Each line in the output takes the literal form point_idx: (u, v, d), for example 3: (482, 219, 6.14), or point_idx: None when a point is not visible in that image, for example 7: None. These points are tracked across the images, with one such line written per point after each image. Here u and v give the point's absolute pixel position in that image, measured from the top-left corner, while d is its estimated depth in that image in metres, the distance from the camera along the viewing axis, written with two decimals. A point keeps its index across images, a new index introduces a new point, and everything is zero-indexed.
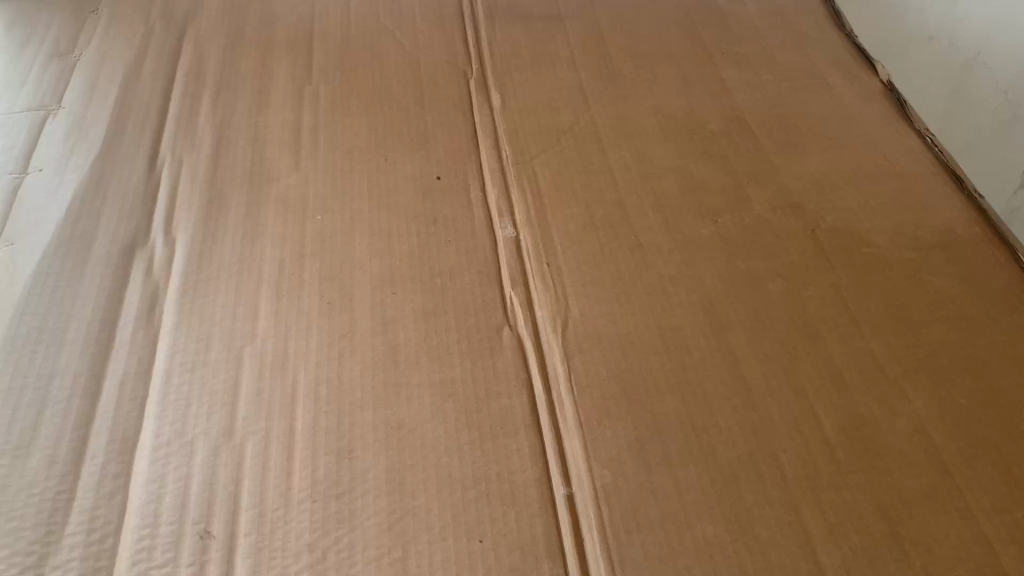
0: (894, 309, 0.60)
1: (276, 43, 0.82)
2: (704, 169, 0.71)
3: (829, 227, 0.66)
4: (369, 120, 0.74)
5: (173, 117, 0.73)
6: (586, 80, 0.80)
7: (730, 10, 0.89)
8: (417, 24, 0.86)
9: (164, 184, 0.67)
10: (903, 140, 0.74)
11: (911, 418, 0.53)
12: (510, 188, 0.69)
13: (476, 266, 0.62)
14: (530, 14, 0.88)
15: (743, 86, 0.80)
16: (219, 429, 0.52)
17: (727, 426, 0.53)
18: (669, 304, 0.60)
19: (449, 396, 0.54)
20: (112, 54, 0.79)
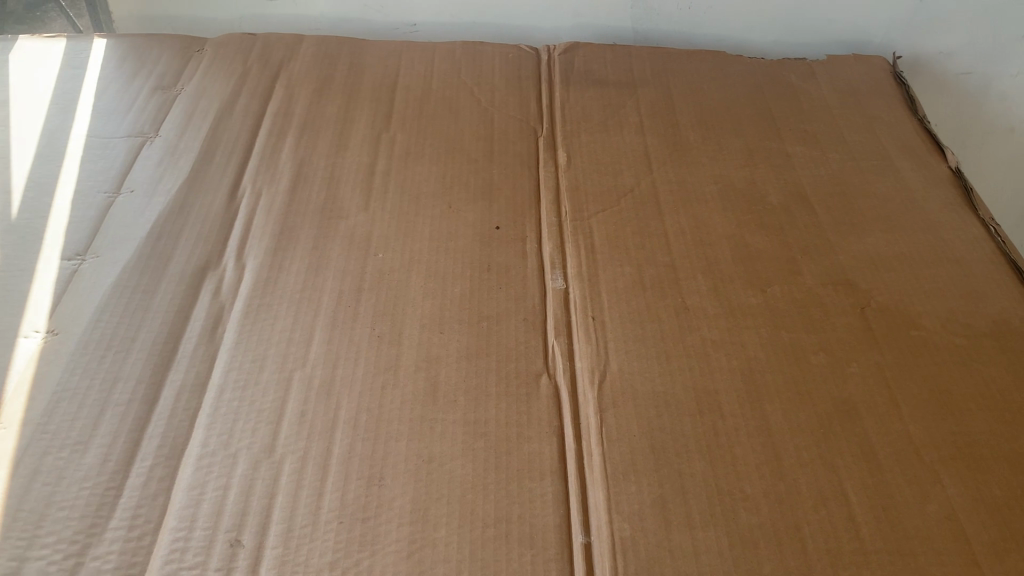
0: (939, 393, 0.59)
1: (361, 91, 0.87)
2: (759, 240, 0.72)
3: (879, 306, 0.66)
4: (439, 169, 0.78)
5: (257, 152, 0.78)
6: (652, 145, 0.82)
7: (803, 88, 0.91)
8: (495, 81, 0.90)
9: (241, 213, 0.72)
10: (966, 228, 0.74)
11: (943, 504, 0.53)
12: (565, 242, 0.71)
13: (523, 314, 0.64)
14: (604, 79, 0.91)
15: (807, 162, 0.81)
16: (261, 444, 0.54)
17: (753, 492, 0.53)
18: (709, 367, 0.61)
19: (480, 435, 0.55)
20: (210, 90, 0.85)
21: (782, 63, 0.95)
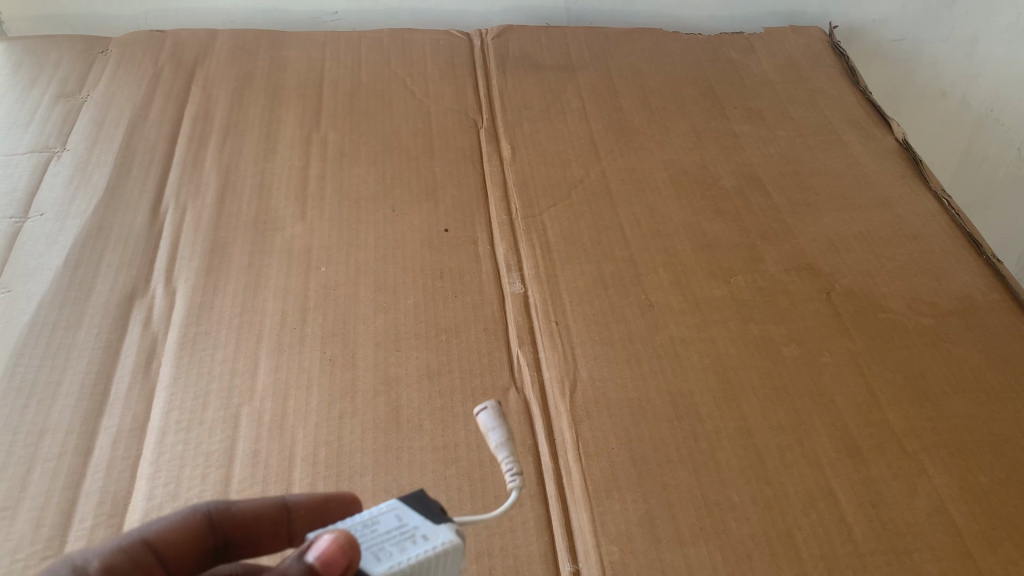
0: (913, 378, 0.58)
1: (285, 88, 0.81)
2: (716, 227, 0.70)
3: (844, 290, 0.64)
4: (378, 169, 0.73)
5: (178, 162, 0.72)
6: (598, 132, 0.79)
7: (743, 63, 0.89)
8: (427, 71, 0.85)
9: (165, 232, 0.66)
10: (919, 202, 0.73)
11: (930, 495, 0.51)
12: (518, 241, 0.68)
13: (483, 323, 0.61)
14: (541, 64, 0.87)
15: (756, 141, 0.79)
16: (213, 493, 0.50)
17: (741, 500, 0.51)
18: (681, 367, 0.58)
19: (451, 462, 0.52)
20: (120, 95, 0.78)
21: (720, 39, 0.93)
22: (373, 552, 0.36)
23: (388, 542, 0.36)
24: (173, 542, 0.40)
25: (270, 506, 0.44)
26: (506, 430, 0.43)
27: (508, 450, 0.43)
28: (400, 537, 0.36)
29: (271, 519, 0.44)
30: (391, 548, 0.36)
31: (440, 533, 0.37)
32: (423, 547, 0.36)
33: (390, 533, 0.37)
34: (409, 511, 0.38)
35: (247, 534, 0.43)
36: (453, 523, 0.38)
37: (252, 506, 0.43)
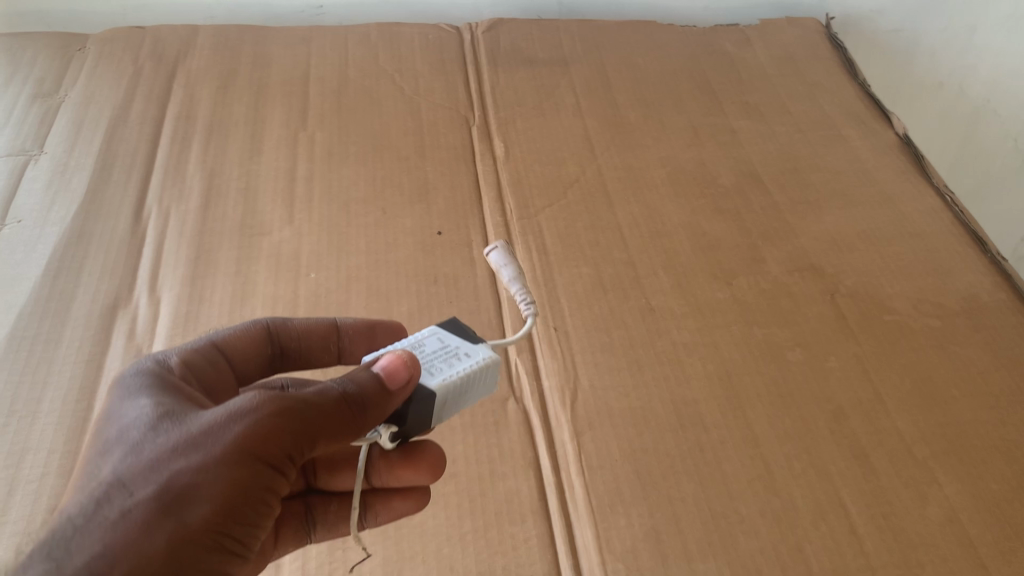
0: (921, 382, 0.57)
1: (271, 86, 0.79)
2: (716, 226, 0.68)
3: (848, 291, 0.63)
4: (367, 169, 0.71)
5: (160, 164, 0.70)
6: (593, 129, 0.77)
7: (739, 57, 0.87)
8: (417, 66, 0.83)
9: (149, 238, 0.64)
10: (921, 198, 0.72)
11: (942, 504, 0.50)
12: (514, 244, 0.66)
13: (479, 330, 0.59)
14: (533, 58, 0.85)
15: (754, 136, 0.77)
16: None
17: (749, 513, 0.49)
18: (684, 374, 0.56)
19: (450, 477, 0.50)
20: (99, 94, 0.76)
21: (715, 31, 0.91)
22: (426, 368, 0.40)
23: (438, 359, 0.41)
24: (239, 348, 0.44)
25: (323, 325, 0.48)
26: (514, 269, 0.56)
27: (518, 283, 0.54)
28: (446, 355, 0.42)
29: (321, 335, 0.48)
30: (440, 363, 0.41)
31: (480, 352, 0.42)
32: (468, 361, 0.41)
33: (437, 351, 0.42)
34: (449, 335, 0.43)
35: (300, 348, 0.47)
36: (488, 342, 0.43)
37: (310, 325, 0.48)
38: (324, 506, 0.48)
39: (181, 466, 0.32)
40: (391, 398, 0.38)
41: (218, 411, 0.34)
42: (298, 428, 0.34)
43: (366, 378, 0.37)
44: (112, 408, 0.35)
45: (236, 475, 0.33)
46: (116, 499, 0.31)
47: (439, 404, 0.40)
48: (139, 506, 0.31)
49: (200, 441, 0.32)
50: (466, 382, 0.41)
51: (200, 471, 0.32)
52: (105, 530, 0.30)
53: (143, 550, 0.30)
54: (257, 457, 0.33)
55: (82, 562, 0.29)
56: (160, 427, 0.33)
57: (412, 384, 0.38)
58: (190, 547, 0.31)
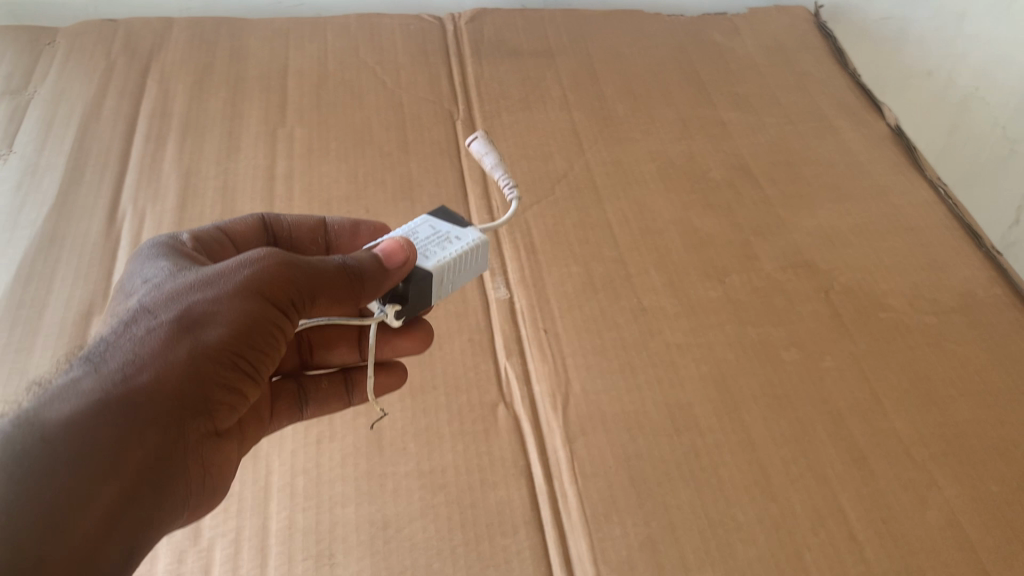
0: (918, 381, 0.56)
1: (248, 80, 0.77)
2: (708, 222, 0.67)
3: (843, 288, 0.62)
4: (349, 166, 0.69)
5: (135, 163, 0.68)
6: (580, 122, 0.75)
7: (728, 47, 0.86)
8: (399, 59, 0.81)
9: (124, 240, 0.62)
10: (914, 191, 0.71)
11: (942, 508, 0.49)
12: (501, 243, 0.64)
13: (467, 333, 0.58)
14: (518, 49, 0.83)
15: (745, 129, 0.76)
16: (183, 531, 0.46)
17: (747, 520, 0.48)
18: (678, 377, 0.55)
19: (439, 488, 0.49)
20: (70, 91, 0.73)
21: (703, 20, 0.90)
22: (422, 253, 0.45)
23: (433, 243, 0.45)
24: (241, 232, 0.48)
25: (312, 220, 0.52)
26: (495, 157, 0.57)
27: (501, 169, 0.56)
28: (438, 240, 0.46)
29: (310, 229, 0.52)
30: (435, 246, 0.45)
31: (469, 234, 0.46)
32: (461, 244, 0.45)
33: (431, 236, 0.46)
34: (439, 222, 0.47)
35: (291, 242, 0.52)
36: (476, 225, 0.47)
37: (300, 219, 0.52)
38: (313, 383, 0.52)
39: (199, 297, 0.36)
40: (392, 275, 0.41)
41: (233, 259, 0.38)
42: (302, 278, 0.38)
43: (368, 256, 0.41)
44: (134, 270, 0.40)
45: (247, 305, 0.37)
46: (143, 321, 0.35)
47: (438, 281, 0.44)
48: (161, 323, 0.35)
49: (215, 279, 0.37)
50: (460, 263, 0.45)
51: (216, 301, 0.36)
52: (134, 342, 0.34)
53: (164, 355, 0.34)
54: (267, 298, 0.37)
55: (114, 364, 0.33)
56: (180, 274, 0.38)
57: (409, 266, 0.42)
58: (205, 364, 0.35)
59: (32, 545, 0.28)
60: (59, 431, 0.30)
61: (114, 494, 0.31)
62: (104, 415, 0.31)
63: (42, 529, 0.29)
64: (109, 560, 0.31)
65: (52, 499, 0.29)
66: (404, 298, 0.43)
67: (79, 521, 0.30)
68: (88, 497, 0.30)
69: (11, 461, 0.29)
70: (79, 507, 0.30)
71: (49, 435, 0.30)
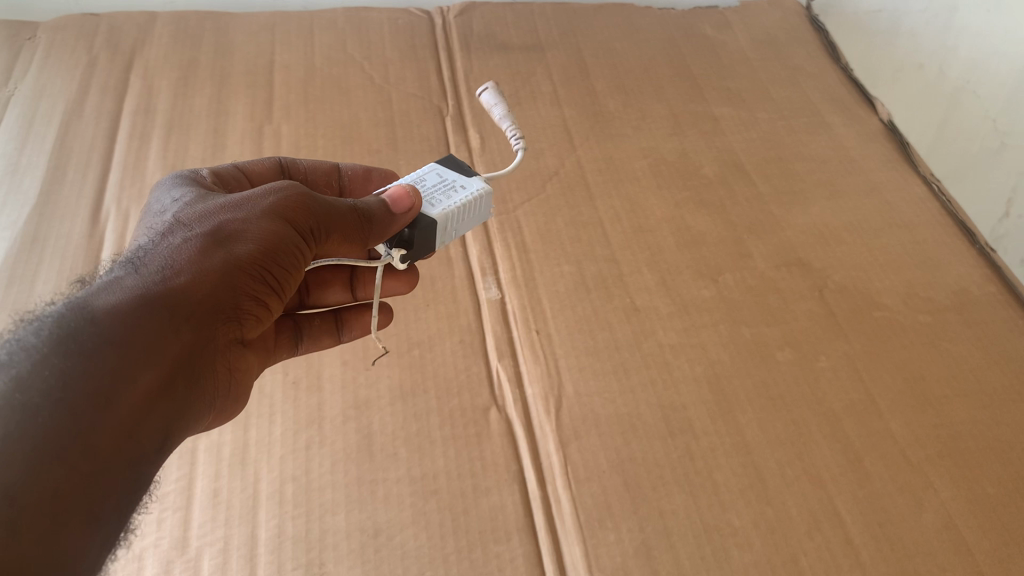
0: (913, 382, 0.55)
1: (233, 76, 0.75)
2: (701, 220, 0.66)
3: (837, 286, 0.61)
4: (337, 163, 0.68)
5: (118, 161, 0.66)
6: (571, 118, 0.74)
7: (719, 40, 0.85)
8: (387, 53, 0.80)
9: (107, 240, 0.60)
10: (908, 187, 0.70)
11: (938, 511, 0.49)
12: (492, 242, 0.63)
13: (458, 334, 0.57)
14: (508, 43, 0.82)
15: (737, 124, 0.75)
16: (170, 540, 0.45)
17: (742, 524, 0.48)
18: (672, 378, 0.55)
19: (431, 494, 0.48)
20: (51, 87, 0.72)
21: (694, 14, 0.89)
22: (428, 200, 0.45)
23: (440, 189, 0.46)
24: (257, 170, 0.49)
25: (326, 165, 0.53)
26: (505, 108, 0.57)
27: (510, 121, 0.56)
28: (444, 188, 0.46)
29: (324, 174, 0.53)
30: (442, 193, 0.46)
31: (475, 184, 0.47)
32: (467, 192, 0.46)
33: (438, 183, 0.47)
34: (447, 172, 0.48)
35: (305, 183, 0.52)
36: (483, 177, 0.48)
37: (315, 163, 0.52)
38: (308, 319, 0.52)
39: (230, 217, 0.38)
40: (401, 220, 0.42)
41: (260, 187, 0.39)
42: (323, 208, 0.40)
43: (377, 200, 0.42)
44: (158, 199, 0.41)
45: (275, 226, 0.38)
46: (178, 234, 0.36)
47: (441, 229, 0.44)
48: (195, 234, 0.36)
49: (243, 202, 0.38)
50: (464, 212, 0.46)
51: (246, 219, 0.38)
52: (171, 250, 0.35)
53: (199, 262, 0.35)
54: (293, 220, 0.39)
55: (154, 267, 0.34)
56: (210, 198, 0.39)
57: (411, 214, 0.43)
58: (234, 272, 0.36)
59: (87, 408, 0.29)
60: (108, 312, 0.31)
61: (156, 377, 0.32)
62: (149, 304, 0.33)
63: (93, 396, 0.29)
64: (147, 440, 0.31)
65: (100, 371, 0.30)
66: (410, 244, 0.44)
67: (128, 393, 0.30)
68: (134, 374, 0.31)
69: (61, 331, 0.30)
70: (123, 381, 0.30)
71: (97, 314, 0.31)
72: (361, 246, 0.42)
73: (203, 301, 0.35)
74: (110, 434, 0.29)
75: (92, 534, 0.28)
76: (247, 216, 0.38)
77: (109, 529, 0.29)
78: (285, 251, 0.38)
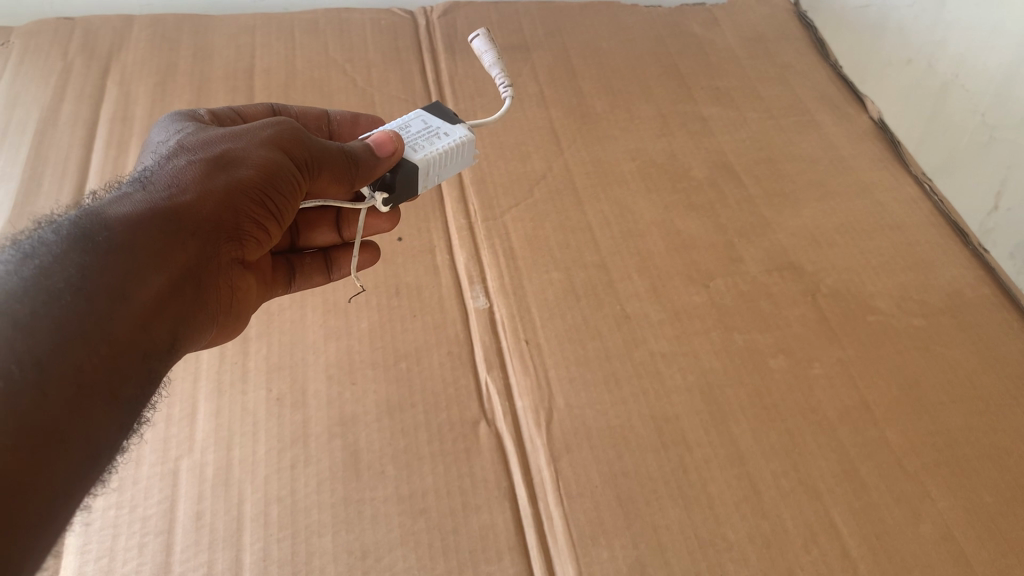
0: (909, 388, 0.55)
1: (213, 80, 0.74)
2: (691, 223, 0.65)
3: (830, 290, 0.60)
4: None
5: (95, 170, 0.65)
6: (558, 120, 0.73)
7: (707, 38, 0.84)
8: (370, 55, 0.78)
9: None
10: (899, 187, 0.69)
11: (936, 521, 0.48)
12: (479, 249, 0.62)
13: (446, 345, 0.56)
14: (493, 44, 0.81)
15: (726, 124, 0.74)
16: (152, 565, 0.44)
17: (738, 538, 0.47)
18: (664, 389, 0.54)
19: (420, 513, 0.47)
20: (25, 94, 0.70)
21: (681, 11, 0.88)
22: (412, 145, 0.47)
23: (424, 136, 0.48)
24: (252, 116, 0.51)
25: (315, 111, 0.55)
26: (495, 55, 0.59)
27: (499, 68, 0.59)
28: (428, 134, 0.48)
29: (314, 118, 0.54)
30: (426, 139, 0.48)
31: (458, 131, 0.48)
32: (449, 140, 0.48)
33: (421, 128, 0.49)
34: (431, 118, 0.50)
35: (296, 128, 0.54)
36: (465, 123, 0.49)
37: (304, 109, 0.54)
38: (299, 259, 0.55)
39: (228, 146, 0.41)
40: (387, 161, 0.45)
41: (257, 123, 0.43)
42: (314, 142, 0.43)
43: (363, 144, 0.44)
44: (160, 134, 0.44)
45: (271, 155, 0.41)
46: (182, 158, 0.40)
47: (423, 174, 0.46)
48: (198, 159, 0.39)
49: (241, 134, 0.41)
50: (447, 160, 0.48)
51: (245, 148, 0.41)
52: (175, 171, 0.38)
53: (201, 183, 0.38)
54: (287, 151, 0.41)
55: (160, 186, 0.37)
56: (210, 131, 0.42)
57: (397, 157, 0.45)
58: (235, 195, 0.39)
59: (103, 305, 0.31)
60: (119, 220, 0.34)
61: (165, 282, 0.35)
62: (155, 216, 0.36)
63: (107, 290, 0.32)
64: (157, 338, 0.34)
65: (114, 271, 0.32)
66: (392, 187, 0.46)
67: (137, 295, 0.33)
68: (144, 277, 0.34)
69: (78, 235, 0.33)
70: (135, 280, 0.33)
71: (108, 223, 0.34)
72: (350, 185, 0.44)
73: (207, 218, 0.38)
74: (125, 327, 0.32)
75: (113, 415, 0.31)
76: (246, 147, 0.41)
77: (128, 414, 0.32)
78: (282, 178, 0.41)
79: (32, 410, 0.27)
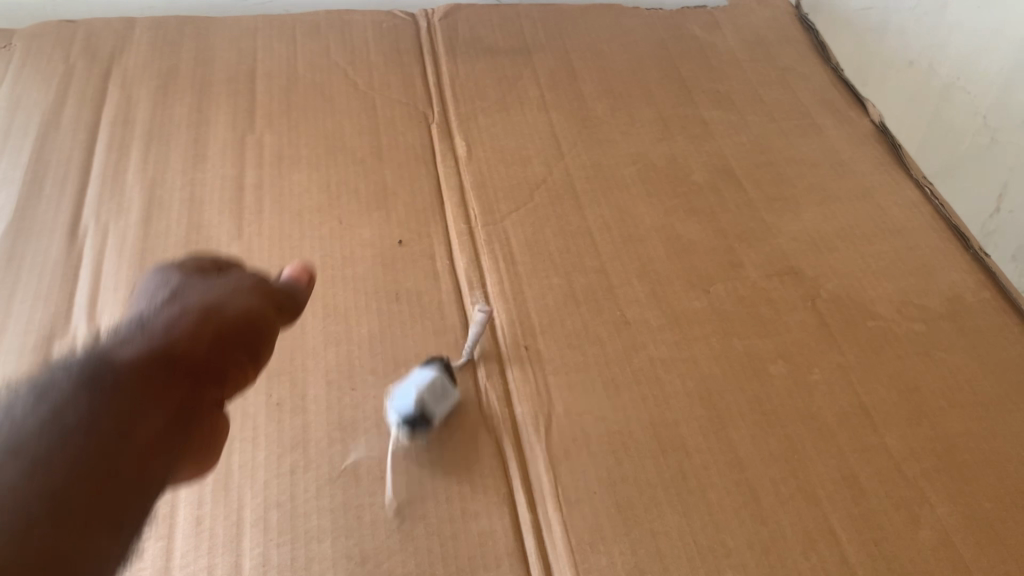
0: (908, 393, 0.55)
1: (214, 84, 0.74)
2: (691, 228, 0.65)
3: (830, 296, 0.60)
4: (321, 175, 0.67)
5: (97, 174, 0.65)
6: (558, 123, 0.73)
7: (708, 41, 0.84)
8: (371, 58, 0.78)
9: (85, 259, 0.59)
10: (900, 191, 0.69)
11: (935, 528, 0.48)
12: (479, 254, 0.62)
13: (446, 351, 0.56)
14: (494, 47, 0.81)
15: (727, 128, 0.74)
16: (152, 571, 0.44)
17: (737, 545, 0.47)
18: (664, 395, 0.54)
19: (419, 519, 0.47)
20: (27, 98, 0.70)
21: (682, 13, 0.88)
22: None
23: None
24: None
25: None
26: None
27: None
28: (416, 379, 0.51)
29: None
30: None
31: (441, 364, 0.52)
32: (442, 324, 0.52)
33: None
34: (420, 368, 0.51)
35: None
36: None
37: None
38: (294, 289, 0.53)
39: (206, 293, 0.42)
40: (306, 287, 0.50)
41: (223, 278, 0.44)
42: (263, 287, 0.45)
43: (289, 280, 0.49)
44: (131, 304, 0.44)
45: (246, 303, 0.42)
46: (175, 304, 0.40)
47: None
48: (189, 306, 0.40)
49: (217, 287, 0.43)
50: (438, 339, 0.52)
51: (225, 299, 0.42)
52: (170, 314, 0.39)
53: (192, 319, 0.39)
54: (257, 300, 0.43)
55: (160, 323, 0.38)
56: (187, 281, 0.43)
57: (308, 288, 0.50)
58: (230, 339, 0.40)
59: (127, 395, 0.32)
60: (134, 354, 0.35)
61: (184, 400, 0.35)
62: (164, 351, 0.36)
63: (134, 396, 0.32)
64: (186, 445, 0.34)
65: (139, 399, 0.33)
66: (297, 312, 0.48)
67: (161, 413, 0.33)
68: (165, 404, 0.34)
69: (97, 364, 0.33)
70: (161, 409, 0.33)
71: (127, 359, 0.34)
72: (293, 314, 0.47)
73: (212, 358, 0.38)
74: (155, 417, 0.33)
75: (148, 461, 0.31)
76: (239, 303, 0.42)
77: (164, 464, 0.32)
78: (257, 315, 0.42)
79: (56, 451, 0.28)
